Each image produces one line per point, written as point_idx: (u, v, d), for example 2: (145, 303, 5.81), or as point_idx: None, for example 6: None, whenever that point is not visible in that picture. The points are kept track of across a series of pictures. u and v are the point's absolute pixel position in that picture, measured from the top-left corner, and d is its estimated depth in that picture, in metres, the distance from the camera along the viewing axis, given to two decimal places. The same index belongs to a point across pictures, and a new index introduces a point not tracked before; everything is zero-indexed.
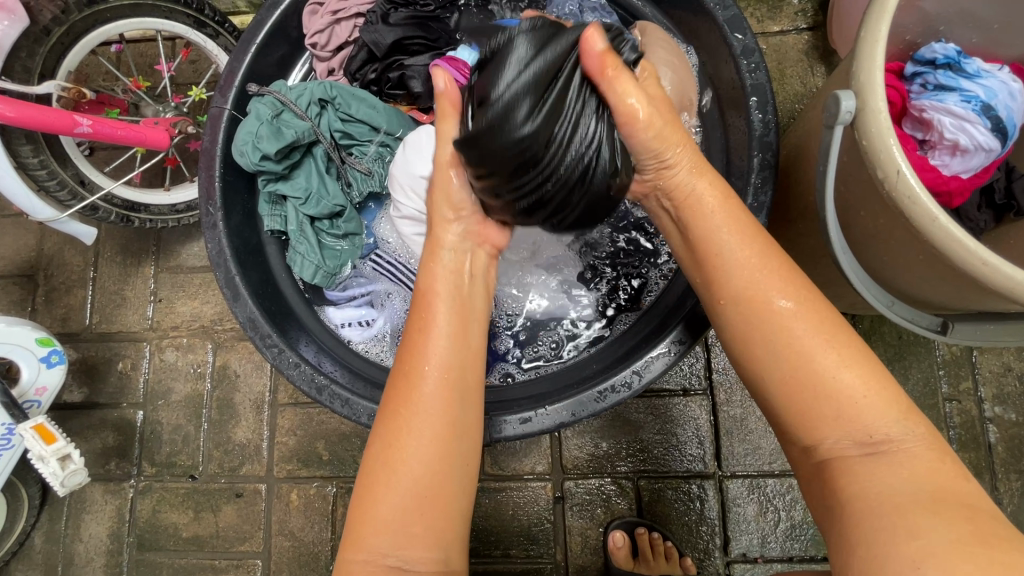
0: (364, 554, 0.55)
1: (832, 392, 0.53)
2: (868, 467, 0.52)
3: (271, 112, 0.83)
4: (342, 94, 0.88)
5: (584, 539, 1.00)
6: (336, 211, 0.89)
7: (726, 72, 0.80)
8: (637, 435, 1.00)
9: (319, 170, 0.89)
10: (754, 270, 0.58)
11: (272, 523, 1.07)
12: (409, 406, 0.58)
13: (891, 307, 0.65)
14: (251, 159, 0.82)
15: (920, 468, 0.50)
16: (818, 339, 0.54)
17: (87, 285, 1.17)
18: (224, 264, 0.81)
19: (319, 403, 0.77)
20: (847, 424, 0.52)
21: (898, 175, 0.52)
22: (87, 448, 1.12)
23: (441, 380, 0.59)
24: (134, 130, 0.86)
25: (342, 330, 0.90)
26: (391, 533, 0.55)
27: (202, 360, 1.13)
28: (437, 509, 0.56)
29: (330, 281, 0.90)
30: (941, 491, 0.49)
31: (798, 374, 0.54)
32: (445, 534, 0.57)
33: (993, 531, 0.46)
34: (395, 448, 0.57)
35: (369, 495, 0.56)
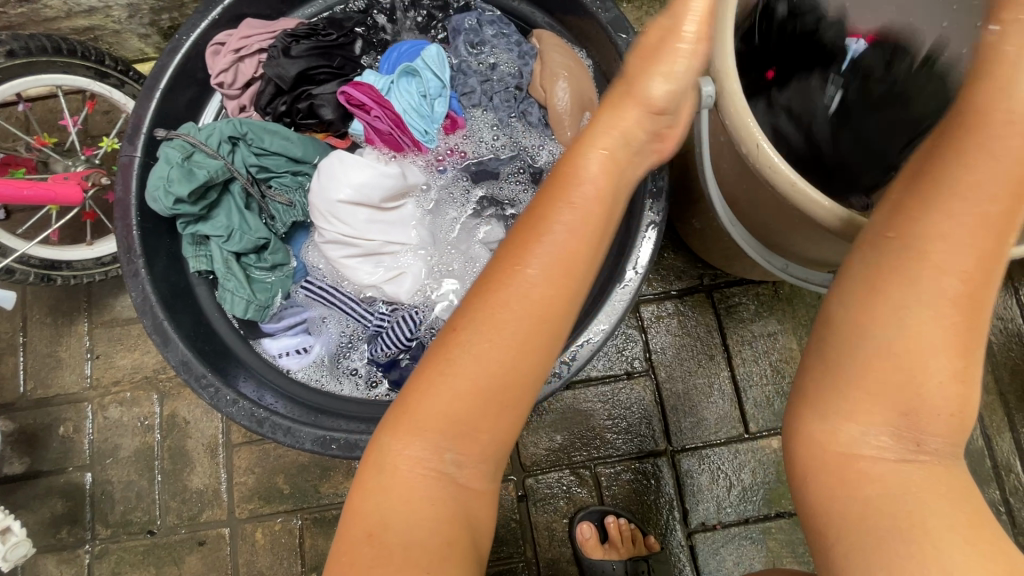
0: (413, 454, 0.54)
1: (924, 390, 0.49)
2: (890, 467, 0.51)
3: (182, 155, 0.84)
4: (253, 129, 0.89)
5: (551, 532, 1.02)
6: (260, 244, 0.90)
7: (618, 70, 0.85)
8: (589, 424, 1.03)
9: (239, 207, 0.90)
10: (966, 230, 0.47)
11: (240, 566, 1.05)
12: (498, 301, 0.52)
13: (786, 269, 0.71)
14: (164, 204, 0.82)
15: (937, 481, 0.50)
16: (942, 307, 0.48)
17: (17, 351, 1.13)
18: (150, 311, 0.80)
19: (262, 436, 0.77)
20: (911, 421, 0.50)
21: (758, 148, 0.57)
22: (35, 519, 1.08)
23: (538, 295, 0.52)
24: (43, 188, 0.85)
25: (280, 359, 0.91)
26: (440, 435, 0.53)
27: (149, 412, 1.11)
28: (496, 424, 0.54)
29: (263, 314, 0.91)
30: (958, 509, 0.49)
31: (913, 351, 0.49)
32: (498, 448, 0.55)
33: (993, 548, 0.48)
34: (472, 354, 0.52)
35: (424, 390, 0.53)
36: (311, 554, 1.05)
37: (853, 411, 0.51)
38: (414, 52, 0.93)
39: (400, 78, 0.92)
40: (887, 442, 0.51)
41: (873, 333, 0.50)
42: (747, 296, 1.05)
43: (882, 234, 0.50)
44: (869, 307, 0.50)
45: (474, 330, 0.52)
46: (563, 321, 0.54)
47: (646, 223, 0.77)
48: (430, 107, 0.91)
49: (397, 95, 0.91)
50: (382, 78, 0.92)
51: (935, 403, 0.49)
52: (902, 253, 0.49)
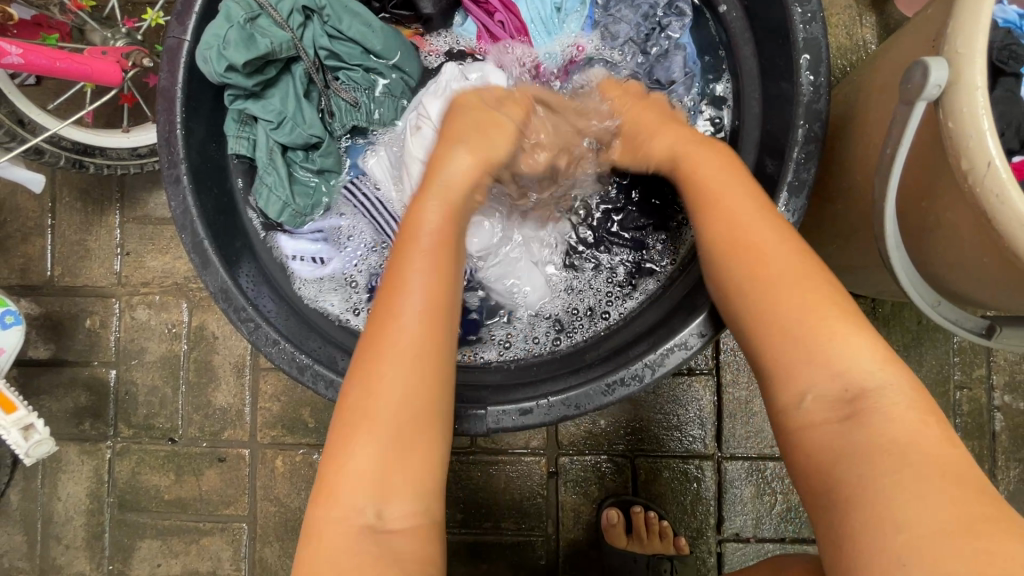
0: (340, 511, 0.52)
1: (828, 357, 0.51)
2: (841, 437, 0.49)
3: (246, 15, 0.71)
4: (332, 5, 0.77)
5: (576, 514, 0.98)
6: (311, 142, 0.79)
7: (775, 21, 0.69)
8: (637, 413, 0.97)
9: (296, 93, 0.78)
10: (796, 262, 0.55)
11: (257, 488, 1.04)
12: (383, 340, 0.55)
13: (937, 307, 0.59)
14: (215, 69, 0.69)
15: (905, 425, 0.47)
16: (795, 287, 0.54)
17: (45, 232, 1.07)
18: (190, 226, 0.71)
19: (301, 384, 0.71)
20: (821, 368, 0.51)
21: (989, 168, 0.43)
22: (59, 407, 1.07)
23: (423, 329, 0.56)
24: (77, 61, 0.73)
25: (292, 261, 0.82)
26: (360, 489, 0.52)
27: (177, 320, 1.05)
28: (411, 467, 0.54)
29: (297, 221, 0.81)
30: (941, 462, 0.45)
31: (783, 333, 0.53)
32: (423, 488, 0.54)
33: (982, 514, 0.43)
34: (367, 395, 0.54)
35: (347, 449, 0.53)
36: None
37: (787, 388, 0.53)
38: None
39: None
40: (828, 410, 0.51)
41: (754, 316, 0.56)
42: None
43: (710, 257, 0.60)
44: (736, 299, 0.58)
45: (336, 449, 0.54)
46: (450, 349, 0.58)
47: None
48: (558, 24, 0.81)
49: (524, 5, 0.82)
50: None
51: (866, 371, 0.50)
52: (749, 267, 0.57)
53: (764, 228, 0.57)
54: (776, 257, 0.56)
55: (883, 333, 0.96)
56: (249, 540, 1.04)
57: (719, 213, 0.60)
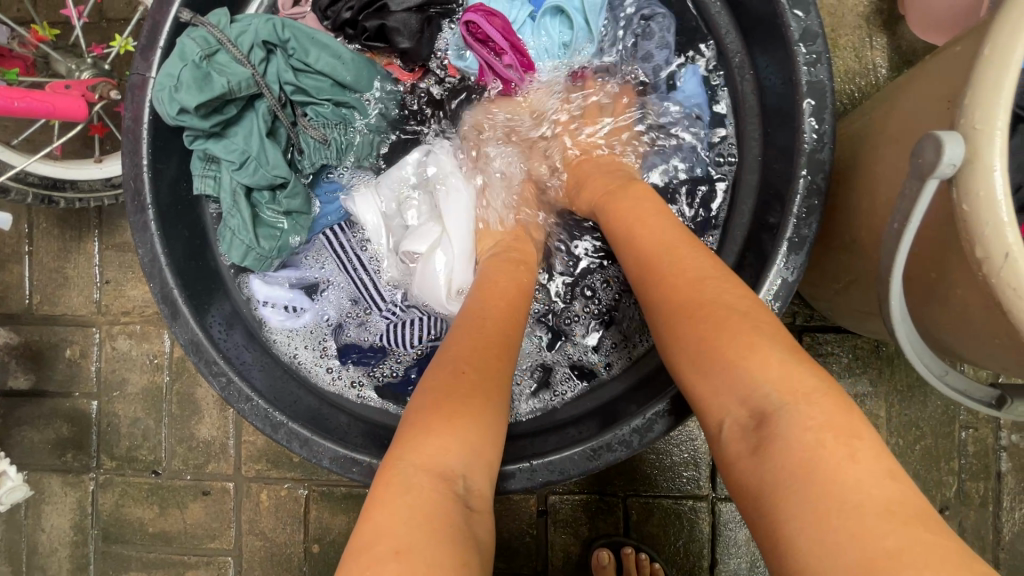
0: (421, 467, 0.45)
1: (737, 378, 0.45)
2: (755, 466, 0.43)
3: (202, 52, 0.66)
4: (297, 38, 0.73)
5: (566, 554, 0.96)
6: (277, 183, 0.75)
7: (777, 58, 0.64)
8: (629, 452, 0.94)
9: (260, 130, 0.74)
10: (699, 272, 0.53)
11: (243, 522, 1.02)
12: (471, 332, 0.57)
13: (944, 379, 0.55)
14: (168, 111, 0.65)
15: (813, 466, 0.39)
16: (709, 305, 0.50)
17: (23, 260, 1.04)
18: (158, 275, 0.68)
19: (275, 441, 0.68)
20: (741, 392, 0.46)
21: (1005, 259, 0.39)
22: (41, 438, 1.05)
23: (501, 332, 0.58)
24: (38, 98, 0.68)
25: (264, 308, 0.79)
26: (445, 456, 0.46)
27: (159, 351, 1.03)
28: (496, 443, 0.50)
29: (263, 263, 0.77)
30: (872, 500, 0.37)
31: (706, 351, 0.48)
32: (494, 471, 0.49)
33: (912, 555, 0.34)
34: (472, 376, 0.52)
35: (431, 421, 0.48)
36: (315, 525, 1.01)
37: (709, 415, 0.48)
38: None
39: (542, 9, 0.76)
40: (743, 439, 0.45)
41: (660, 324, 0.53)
42: (842, 347, 0.92)
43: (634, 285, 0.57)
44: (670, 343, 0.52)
45: (418, 425, 0.48)
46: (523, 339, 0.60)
47: (775, 279, 0.61)
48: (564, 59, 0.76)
49: (531, 34, 0.76)
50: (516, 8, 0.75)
51: (767, 393, 0.44)
52: (668, 299, 0.53)
53: (695, 256, 0.54)
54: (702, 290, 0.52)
55: (887, 371, 0.92)
56: (235, 573, 1.03)
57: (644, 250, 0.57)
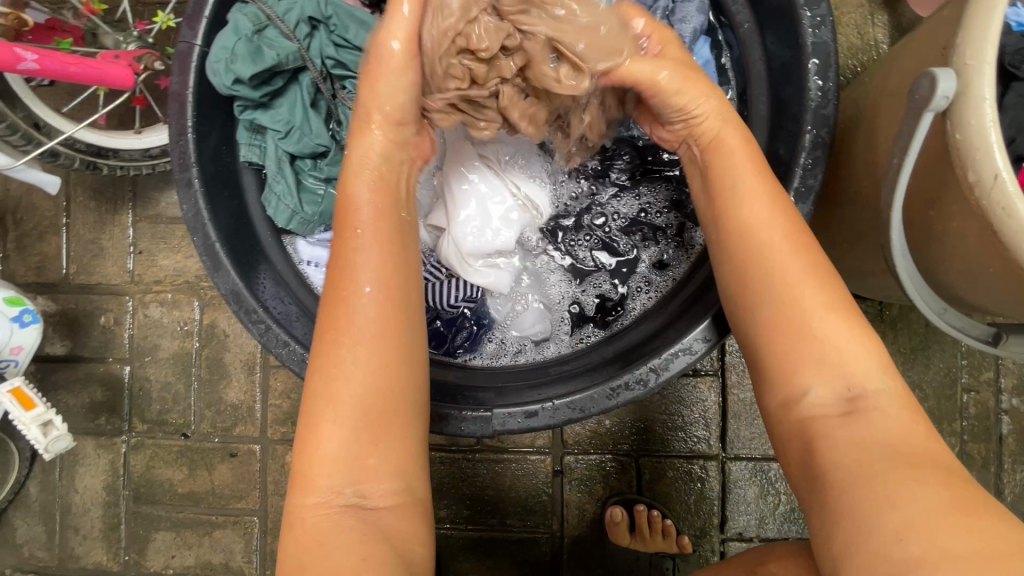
0: (316, 494, 0.55)
1: (843, 363, 0.53)
2: (845, 428, 0.51)
3: (253, 26, 0.72)
4: (338, 14, 0.78)
5: (581, 513, 0.99)
6: (318, 151, 0.81)
7: (783, 24, 0.68)
8: (641, 413, 0.97)
9: (304, 102, 0.79)
10: (789, 238, 0.57)
11: (268, 483, 1.06)
12: (337, 329, 0.57)
13: (942, 315, 0.59)
14: (223, 81, 0.72)
15: (893, 431, 0.50)
16: (808, 279, 0.56)
17: (61, 231, 1.09)
18: (201, 229, 0.72)
19: (310, 385, 0.72)
20: (830, 370, 0.53)
21: (995, 181, 0.43)
22: (75, 402, 1.09)
23: (381, 301, 0.57)
24: (91, 65, 0.73)
25: (307, 268, 0.84)
26: (339, 475, 0.54)
27: (189, 318, 1.07)
28: (386, 442, 0.56)
29: (306, 228, 0.82)
30: (928, 456, 0.48)
31: (794, 328, 0.55)
32: (409, 462, 0.57)
33: (971, 498, 0.45)
34: (328, 394, 0.55)
35: (313, 442, 0.55)
36: None
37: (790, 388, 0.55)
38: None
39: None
40: (829, 404, 0.53)
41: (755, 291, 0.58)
42: None
43: (723, 246, 0.61)
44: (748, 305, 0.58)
45: (305, 454, 0.55)
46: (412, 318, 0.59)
47: None
48: None
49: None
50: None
51: (868, 376, 0.53)
52: (760, 258, 0.57)
53: (781, 222, 0.58)
54: (783, 265, 0.56)
55: (890, 335, 0.96)
56: (260, 533, 1.06)
57: (733, 219, 0.60)
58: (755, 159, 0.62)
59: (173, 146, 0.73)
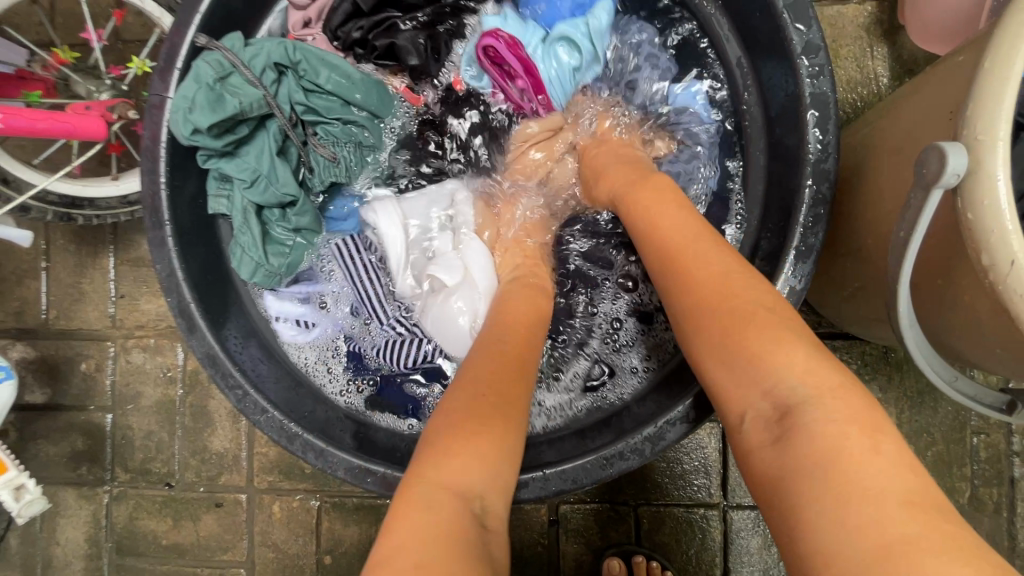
0: (452, 479, 0.46)
1: (771, 366, 0.47)
2: (776, 457, 0.44)
3: (216, 74, 0.68)
4: (308, 59, 0.74)
5: (578, 564, 0.96)
6: (286, 201, 0.76)
7: (780, 70, 0.65)
8: (640, 461, 0.94)
9: (271, 150, 0.75)
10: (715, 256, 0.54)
11: (255, 534, 1.03)
12: (496, 352, 0.59)
13: (953, 384, 0.55)
14: (183, 131, 0.67)
15: (835, 442, 0.41)
16: (744, 294, 0.51)
17: (40, 276, 1.06)
18: (176, 290, 0.69)
19: (290, 453, 0.69)
20: (761, 382, 0.47)
21: (1011, 267, 0.40)
22: (56, 452, 1.06)
23: (514, 349, 0.60)
24: (59, 120, 0.70)
25: (277, 324, 0.80)
26: (459, 470, 0.46)
27: (172, 364, 1.04)
28: (513, 454, 0.51)
29: (272, 280, 0.78)
30: (906, 491, 0.39)
31: (728, 329, 0.50)
32: (510, 483, 0.50)
33: (920, 538, 0.36)
34: (482, 382, 0.54)
35: (451, 438, 0.49)
36: (327, 536, 1.01)
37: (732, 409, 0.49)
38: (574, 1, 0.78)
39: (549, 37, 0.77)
40: (765, 430, 0.46)
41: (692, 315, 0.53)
42: (851, 353, 0.92)
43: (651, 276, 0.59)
44: (691, 357, 0.54)
45: (438, 447, 0.48)
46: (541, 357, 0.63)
47: (783, 288, 0.61)
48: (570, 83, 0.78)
49: (540, 55, 0.77)
50: (528, 31, 0.77)
51: (791, 386, 0.45)
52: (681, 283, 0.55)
53: (710, 249, 0.55)
54: (713, 272, 0.53)
55: (896, 378, 0.92)
56: None
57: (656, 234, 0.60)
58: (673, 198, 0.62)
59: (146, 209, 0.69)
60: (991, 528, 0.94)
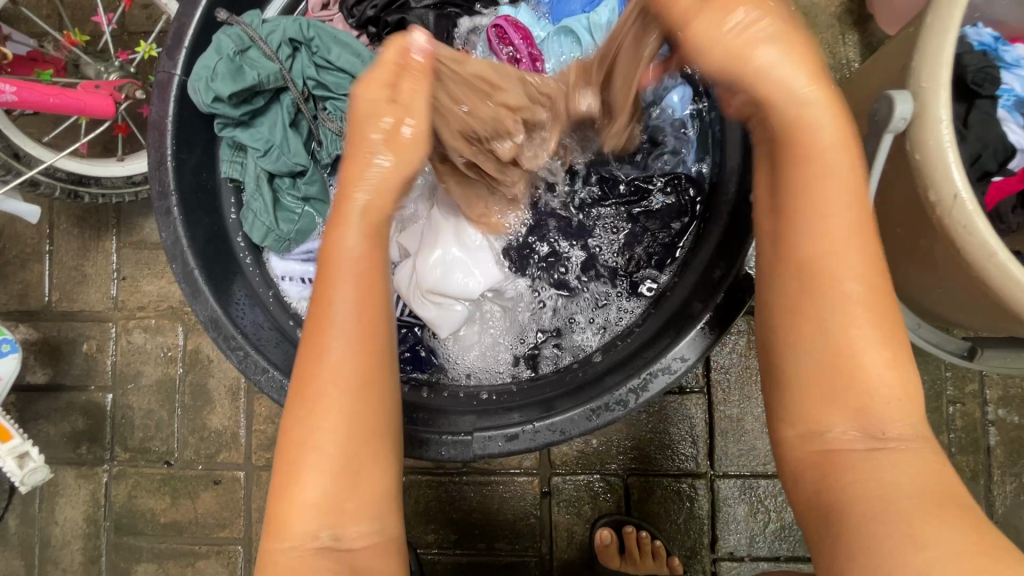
0: (291, 539, 0.55)
1: (863, 383, 0.49)
2: (862, 463, 0.49)
3: (235, 46, 0.74)
4: (320, 37, 0.79)
5: (570, 535, 0.98)
6: (297, 170, 0.81)
7: None
8: (630, 432, 0.97)
9: (284, 122, 0.80)
10: (841, 240, 0.51)
11: (252, 511, 1.04)
12: (310, 393, 0.56)
13: (917, 330, 0.59)
14: (202, 99, 0.73)
15: (910, 466, 0.48)
16: (867, 314, 0.50)
17: (44, 259, 1.08)
18: (181, 257, 0.72)
19: (290, 412, 0.71)
20: (858, 412, 0.50)
21: (955, 200, 0.44)
22: (56, 432, 1.08)
23: (358, 347, 0.56)
24: (70, 96, 0.74)
25: (282, 284, 0.83)
26: (305, 521, 0.54)
27: (172, 344, 1.06)
28: (360, 486, 0.56)
29: (281, 245, 0.82)
30: (938, 489, 0.46)
31: (837, 353, 0.50)
32: (377, 500, 0.57)
33: (983, 538, 0.44)
34: (308, 438, 0.55)
35: (291, 492, 0.55)
36: None
37: (815, 418, 0.51)
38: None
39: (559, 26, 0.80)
40: (851, 437, 0.50)
41: (793, 353, 0.52)
42: None
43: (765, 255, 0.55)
44: (778, 330, 0.53)
45: (281, 503, 0.55)
46: (386, 342, 0.58)
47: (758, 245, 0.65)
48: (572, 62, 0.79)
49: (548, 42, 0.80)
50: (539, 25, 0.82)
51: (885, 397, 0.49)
52: (791, 267, 0.52)
53: (840, 240, 0.51)
54: (839, 269, 0.50)
55: None
56: (244, 562, 1.04)
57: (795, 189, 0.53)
58: (843, 134, 0.53)
59: (153, 186, 0.72)
60: (969, 495, 0.97)
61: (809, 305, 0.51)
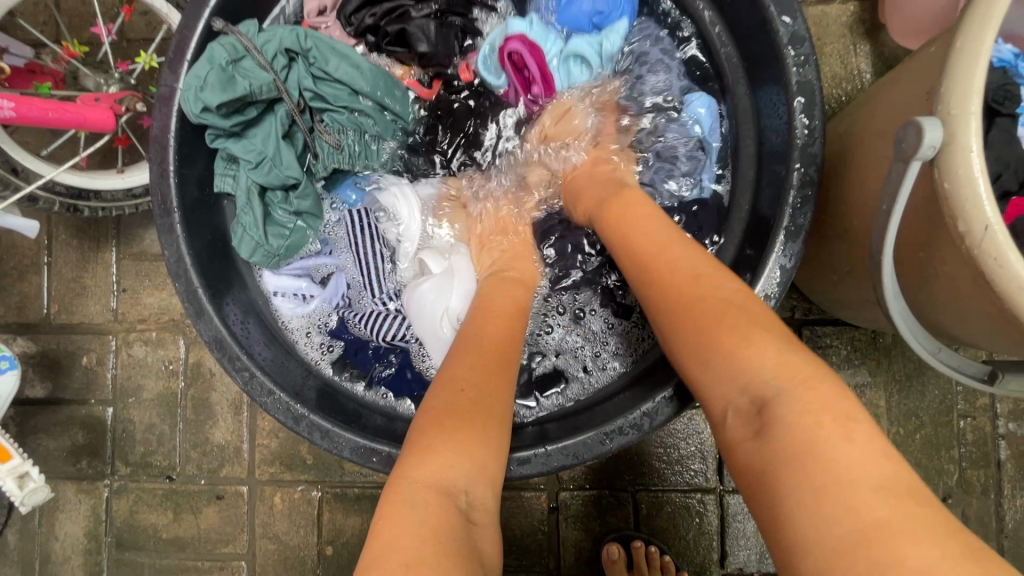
0: (426, 484, 0.47)
1: (742, 364, 0.48)
2: (757, 450, 0.45)
3: (230, 57, 0.71)
4: (318, 47, 0.78)
5: (578, 550, 0.97)
6: (289, 183, 0.79)
7: (768, 59, 0.68)
8: (636, 447, 0.96)
9: (277, 133, 0.78)
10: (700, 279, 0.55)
11: (256, 526, 1.03)
12: (480, 354, 0.59)
13: (937, 355, 0.57)
14: (191, 109, 0.70)
15: (806, 428, 0.43)
16: (728, 317, 0.51)
17: (42, 271, 1.07)
18: (184, 276, 0.71)
19: (296, 434, 0.70)
20: (739, 382, 0.48)
21: (986, 231, 0.42)
22: (56, 446, 1.06)
23: (493, 341, 0.61)
24: (70, 110, 0.72)
25: (275, 299, 0.82)
26: (446, 462, 0.49)
27: (174, 357, 1.05)
28: (490, 443, 0.52)
29: (270, 260, 0.81)
30: (821, 458, 0.41)
31: (707, 348, 0.51)
32: (497, 470, 0.52)
33: (916, 513, 0.37)
34: (453, 384, 0.55)
35: (421, 445, 0.50)
36: (328, 527, 1.02)
37: (714, 402, 0.50)
38: (593, 7, 0.81)
39: (570, 41, 0.81)
40: (744, 425, 0.47)
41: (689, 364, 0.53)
42: (841, 339, 0.95)
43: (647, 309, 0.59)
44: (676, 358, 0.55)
45: (414, 451, 0.50)
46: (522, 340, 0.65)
47: (774, 267, 0.64)
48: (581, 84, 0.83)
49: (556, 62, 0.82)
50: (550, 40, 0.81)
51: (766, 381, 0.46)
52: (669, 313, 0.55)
53: (719, 287, 0.54)
54: (716, 299, 0.53)
55: (884, 363, 0.95)
56: None
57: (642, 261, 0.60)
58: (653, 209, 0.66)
59: (153, 202, 0.71)
60: (979, 510, 0.96)
61: (699, 340, 0.52)
